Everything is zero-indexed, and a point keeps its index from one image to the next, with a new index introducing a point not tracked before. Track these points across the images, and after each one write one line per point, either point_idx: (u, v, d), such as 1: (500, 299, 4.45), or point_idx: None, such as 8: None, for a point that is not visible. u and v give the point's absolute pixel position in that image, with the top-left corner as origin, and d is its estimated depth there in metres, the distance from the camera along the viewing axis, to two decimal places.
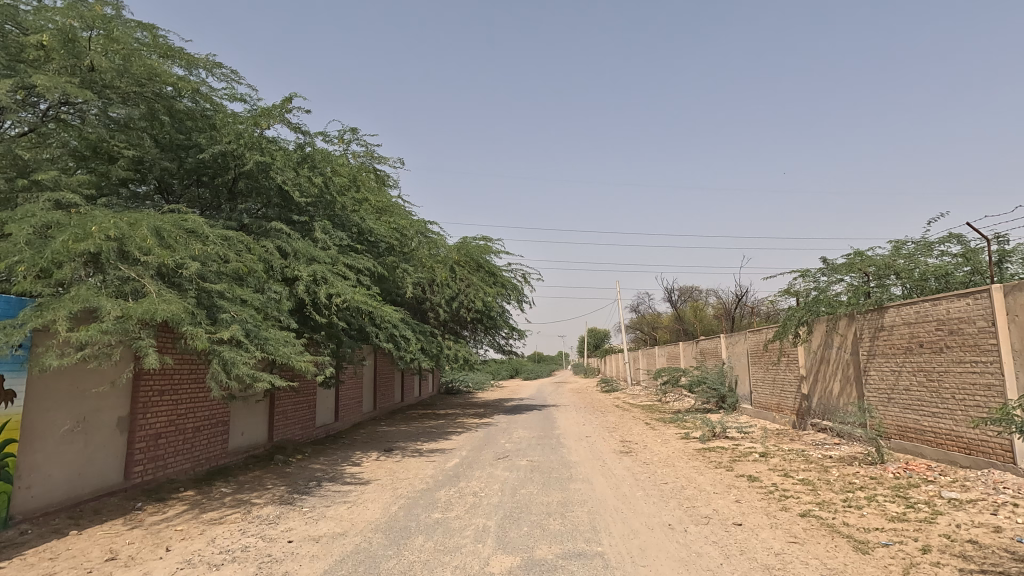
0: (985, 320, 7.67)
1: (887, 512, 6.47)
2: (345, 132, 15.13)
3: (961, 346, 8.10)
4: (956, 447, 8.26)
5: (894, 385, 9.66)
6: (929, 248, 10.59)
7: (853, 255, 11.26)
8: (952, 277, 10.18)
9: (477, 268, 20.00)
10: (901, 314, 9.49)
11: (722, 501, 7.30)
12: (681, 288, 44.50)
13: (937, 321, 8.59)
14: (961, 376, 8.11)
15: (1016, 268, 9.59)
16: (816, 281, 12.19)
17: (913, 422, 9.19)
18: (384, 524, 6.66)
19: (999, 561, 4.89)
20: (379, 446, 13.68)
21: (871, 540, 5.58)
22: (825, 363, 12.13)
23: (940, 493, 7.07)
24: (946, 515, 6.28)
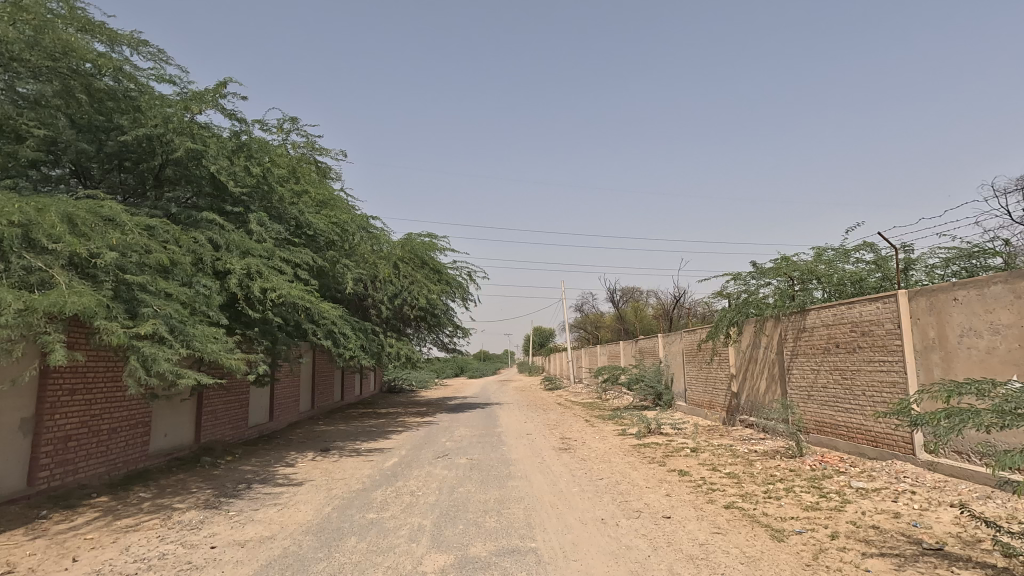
0: (892, 323, 8.31)
1: (803, 502, 6.90)
2: (284, 121, 14.61)
3: (871, 346, 8.74)
4: (864, 440, 8.91)
5: (813, 383, 10.30)
6: (847, 255, 11.36)
7: (780, 260, 11.89)
8: (866, 282, 11.02)
9: (421, 265, 19.80)
10: (820, 317, 10.12)
11: (653, 495, 7.56)
12: (623, 288, 45.72)
13: (851, 323, 9.23)
14: (870, 374, 8.75)
15: (919, 275, 10.47)
16: (746, 284, 12.81)
17: (829, 418, 9.85)
18: (316, 526, 6.47)
19: (897, 544, 5.31)
20: (314, 446, 13.29)
21: (786, 529, 5.92)
22: (753, 362, 12.79)
23: (850, 483, 7.62)
24: (853, 503, 6.77)
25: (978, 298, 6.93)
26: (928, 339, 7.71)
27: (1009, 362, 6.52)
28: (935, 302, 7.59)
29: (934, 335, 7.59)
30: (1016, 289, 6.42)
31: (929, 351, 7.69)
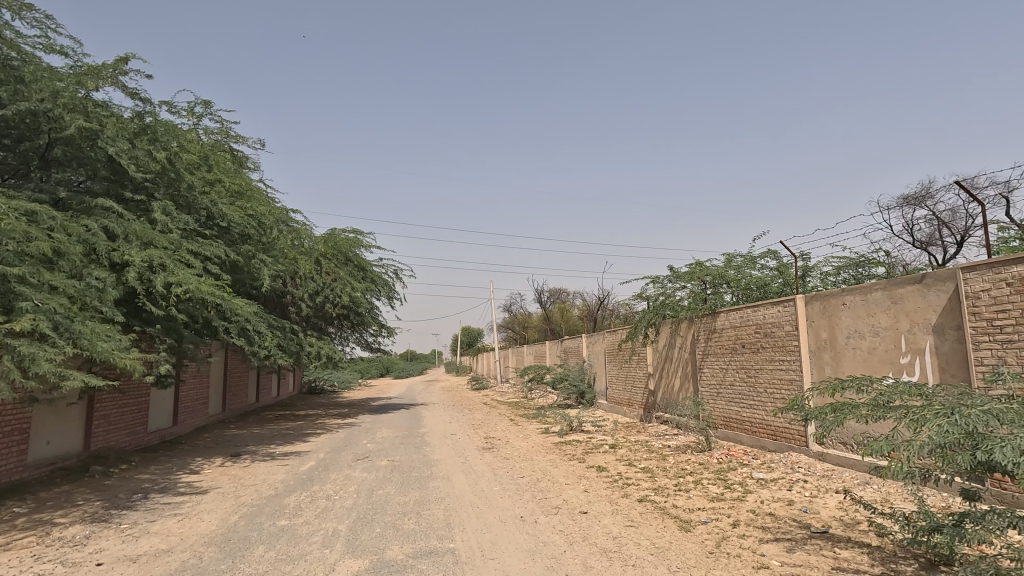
0: (790, 325, 8.99)
1: (710, 493, 7.32)
2: (195, 104, 13.66)
3: (773, 346, 9.42)
4: (765, 434, 9.59)
5: (722, 381, 10.95)
6: (753, 261, 12.17)
7: (694, 265, 12.53)
8: (769, 287, 11.89)
9: (345, 262, 19.16)
10: (729, 319, 10.78)
11: (572, 491, 7.75)
12: (550, 290, 46.55)
13: (756, 325, 9.91)
14: (771, 372, 9.43)
15: (815, 281, 11.41)
16: (663, 287, 13.41)
17: (734, 413, 10.52)
18: (220, 536, 6.08)
19: (790, 529, 5.75)
20: (224, 451, 12.51)
21: (693, 519, 6.25)
22: (668, 362, 13.43)
23: (752, 474, 8.17)
24: (754, 493, 7.26)
25: (862, 303, 7.63)
26: (820, 339, 8.41)
27: (887, 361, 7.23)
28: (827, 306, 8.29)
29: (826, 336, 8.29)
30: (894, 294, 7.12)
31: (821, 351, 8.40)
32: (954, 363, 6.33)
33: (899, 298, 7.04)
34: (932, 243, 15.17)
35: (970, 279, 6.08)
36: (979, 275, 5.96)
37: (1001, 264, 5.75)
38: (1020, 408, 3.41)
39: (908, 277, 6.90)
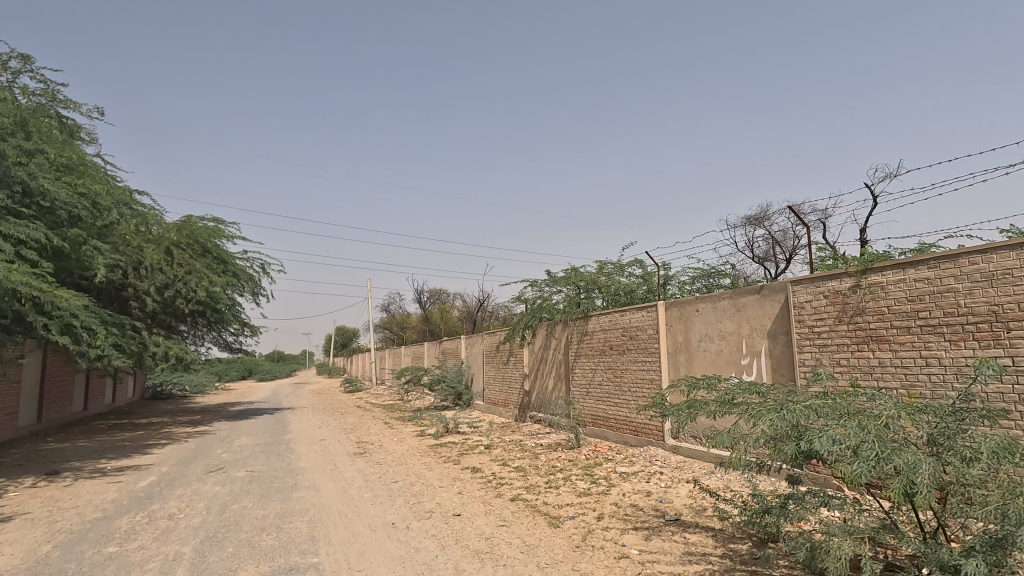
0: (652, 329, 9.74)
1: (577, 489, 7.67)
2: (10, 57, 11.50)
3: (637, 348, 10.13)
4: (628, 430, 10.28)
5: (591, 381, 11.57)
6: (622, 268, 13.00)
7: (570, 270, 13.08)
8: (635, 293, 12.77)
9: (202, 253, 17.31)
10: (599, 322, 11.40)
11: (446, 494, 7.67)
12: (431, 290, 46.05)
13: (622, 328, 10.60)
14: (635, 373, 10.14)
15: (673, 289, 12.48)
16: (540, 290, 13.85)
17: (601, 411, 11.16)
18: (24, 572, 5.11)
19: (647, 518, 6.19)
20: (37, 469, 10.62)
21: (562, 515, 6.50)
22: (543, 363, 13.90)
23: (615, 469, 8.71)
24: (617, 486, 7.75)
25: (712, 309, 8.48)
26: (677, 342, 9.21)
27: (731, 362, 8.09)
28: (683, 311, 9.09)
29: (682, 339, 9.10)
30: (738, 303, 7.99)
31: (677, 353, 9.20)
32: (783, 364, 7.25)
33: (742, 306, 7.92)
34: (768, 259, 17.36)
35: (797, 291, 7.00)
36: (804, 288, 6.89)
37: (820, 278, 6.69)
38: (832, 402, 3.96)
39: (749, 288, 7.78)
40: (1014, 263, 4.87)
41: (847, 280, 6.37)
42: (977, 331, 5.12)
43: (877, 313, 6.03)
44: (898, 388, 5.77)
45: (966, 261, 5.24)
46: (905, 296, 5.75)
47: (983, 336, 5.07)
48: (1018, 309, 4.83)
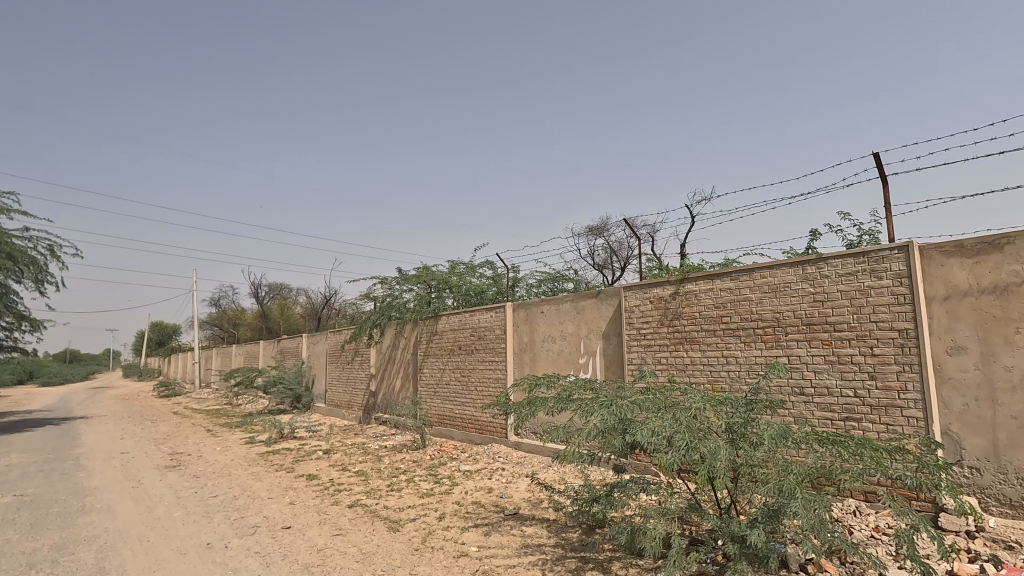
0: (500, 329, 9.99)
1: (420, 490, 7.55)
2: None
3: (484, 348, 10.32)
4: (473, 428, 10.41)
5: (439, 380, 11.52)
6: (473, 269, 13.15)
7: (421, 268, 12.89)
8: (486, 294, 12.99)
9: None
10: (449, 322, 11.39)
11: (274, 506, 7.04)
12: (270, 284, 42.26)
13: (471, 328, 10.72)
14: (482, 372, 10.31)
15: (521, 292, 12.94)
16: (390, 288, 13.45)
17: (448, 411, 11.17)
18: None
19: (488, 515, 6.30)
20: None
21: (402, 518, 6.34)
22: (391, 363, 13.51)
23: (459, 467, 8.75)
24: (460, 485, 7.78)
25: (555, 311, 8.94)
26: (522, 342, 9.56)
27: (569, 361, 8.60)
28: (529, 313, 9.46)
29: (527, 339, 9.47)
30: (578, 306, 8.53)
31: (522, 352, 9.55)
32: (614, 363, 7.90)
33: (581, 309, 8.47)
34: (606, 266, 18.88)
35: (628, 296, 7.67)
36: (634, 293, 7.57)
37: (647, 285, 7.41)
38: (652, 397, 4.38)
39: (588, 292, 8.36)
40: (792, 278, 5.83)
41: (668, 287, 7.13)
42: (764, 334, 6.05)
43: (691, 317, 6.84)
44: (705, 383, 6.60)
45: (758, 274, 6.16)
46: (713, 303, 6.59)
47: (768, 338, 6.00)
48: (793, 316, 5.80)
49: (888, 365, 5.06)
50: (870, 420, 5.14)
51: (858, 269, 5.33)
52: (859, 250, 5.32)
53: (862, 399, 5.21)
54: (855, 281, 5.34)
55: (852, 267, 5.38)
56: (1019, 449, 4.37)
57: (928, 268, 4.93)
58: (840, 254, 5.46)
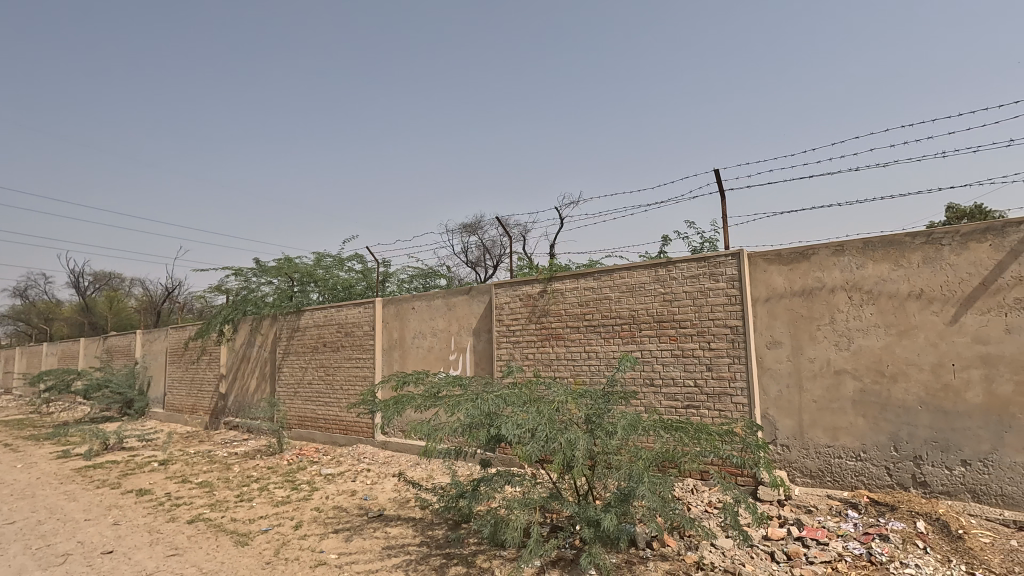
0: (368, 325, 9.62)
1: (274, 498, 7.01)
2: None
3: (351, 345, 9.88)
4: (337, 429, 9.92)
5: (300, 380, 10.79)
6: (341, 263, 12.51)
7: (283, 260, 11.97)
8: (354, 289, 12.43)
9: None
10: (313, 317, 10.73)
11: (93, 528, 6.08)
12: (95, 273, 36.49)
13: (337, 325, 10.19)
14: (347, 370, 9.86)
15: (392, 287, 12.58)
16: (246, 281, 12.32)
17: (310, 412, 10.52)
18: None
19: (349, 519, 6.03)
20: None
21: (253, 530, 5.83)
22: (245, 362, 12.39)
23: (320, 471, 8.27)
24: (320, 489, 7.35)
25: (426, 307, 8.81)
26: (392, 339, 9.31)
27: (440, 358, 8.54)
28: (400, 309, 9.23)
29: (396, 336, 9.24)
30: (449, 302, 8.50)
31: (391, 349, 9.29)
32: (484, 359, 7.99)
33: (453, 305, 8.45)
34: (478, 264, 19.10)
35: (499, 294, 7.80)
36: (505, 291, 7.73)
37: (517, 283, 7.60)
38: (517, 392, 4.49)
39: (460, 289, 8.35)
40: (646, 279, 6.34)
41: (537, 285, 7.38)
42: (621, 331, 6.50)
43: (556, 314, 7.14)
44: (568, 377, 6.94)
45: (617, 275, 6.60)
46: (577, 301, 6.95)
47: (624, 335, 6.47)
48: (646, 314, 6.31)
49: (721, 358, 5.71)
50: (707, 407, 5.76)
51: (700, 272, 5.94)
52: (701, 256, 5.94)
53: (700, 388, 5.82)
54: (698, 283, 5.94)
55: (695, 270, 5.99)
56: (818, 427, 5.18)
57: (754, 273, 5.65)
58: (686, 259, 6.05)
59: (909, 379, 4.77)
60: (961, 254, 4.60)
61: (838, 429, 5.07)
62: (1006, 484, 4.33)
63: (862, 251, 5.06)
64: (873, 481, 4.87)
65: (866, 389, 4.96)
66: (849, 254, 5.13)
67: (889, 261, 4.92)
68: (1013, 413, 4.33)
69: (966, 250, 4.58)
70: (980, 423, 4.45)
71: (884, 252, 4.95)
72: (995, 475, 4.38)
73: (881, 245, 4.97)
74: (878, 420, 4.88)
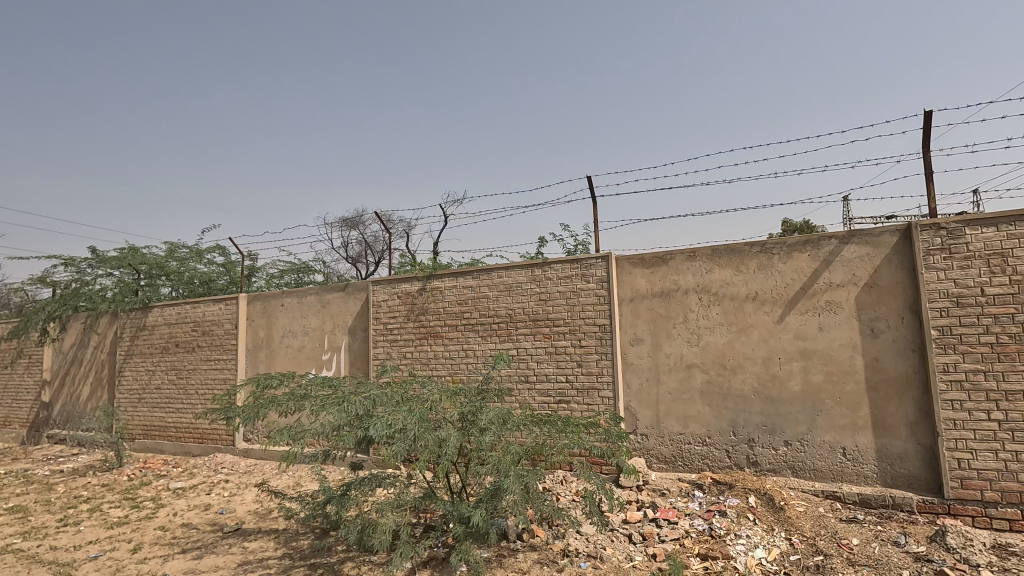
0: (230, 323, 8.83)
1: (108, 520, 6.16)
2: None
3: (209, 345, 9.00)
4: (190, 438, 8.98)
5: (146, 385, 9.61)
6: (199, 255, 11.32)
7: (126, 249, 10.57)
8: (214, 284, 11.30)
9: None
10: (163, 315, 9.62)
11: None
12: None
13: (193, 323, 9.22)
14: (204, 372, 8.97)
15: (259, 282, 11.66)
16: (79, 272, 10.71)
17: (157, 420, 9.42)
18: None
19: (201, 536, 5.49)
20: None
21: (78, 558, 5.08)
22: (75, 365, 10.76)
23: (168, 486, 7.43)
24: (168, 506, 6.60)
25: (297, 305, 8.29)
26: (258, 338, 8.63)
27: (311, 358, 8.08)
28: (267, 305, 8.58)
29: (263, 335, 8.58)
30: (323, 299, 8.07)
31: (257, 349, 8.61)
32: (359, 358, 7.70)
33: (326, 303, 8.03)
34: (359, 260, 18.37)
35: (376, 291, 7.56)
36: (382, 288, 7.51)
37: (396, 280, 7.42)
38: (390, 392, 4.38)
39: (335, 285, 7.96)
40: (523, 278, 6.51)
41: (415, 283, 7.26)
42: (498, 329, 6.61)
43: (435, 313, 7.08)
44: (445, 375, 6.91)
45: (495, 275, 6.70)
46: (456, 299, 6.95)
47: (501, 333, 6.59)
48: (522, 313, 6.48)
49: (590, 354, 6.04)
50: (577, 401, 6.06)
51: (573, 273, 6.23)
52: (574, 257, 6.22)
53: (571, 383, 6.10)
54: (570, 283, 6.23)
55: (568, 271, 6.26)
56: (672, 417, 5.67)
57: (620, 275, 6.05)
58: (560, 260, 6.30)
59: (746, 371, 5.39)
60: (787, 262, 5.30)
61: (688, 418, 5.60)
62: (817, 460, 5.07)
63: (710, 257, 5.63)
64: (716, 463, 5.45)
65: (711, 381, 5.52)
66: (700, 259, 5.67)
67: (731, 266, 5.52)
68: (823, 398, 5.08)
69: (791, 258, 5.29)
70: (799, 408, 5.16)
71: (728, 258, 5.55)
72: (809, 452, 5.10)
73: (725, 252, 5.57)
74: (721, 408, 5.46)
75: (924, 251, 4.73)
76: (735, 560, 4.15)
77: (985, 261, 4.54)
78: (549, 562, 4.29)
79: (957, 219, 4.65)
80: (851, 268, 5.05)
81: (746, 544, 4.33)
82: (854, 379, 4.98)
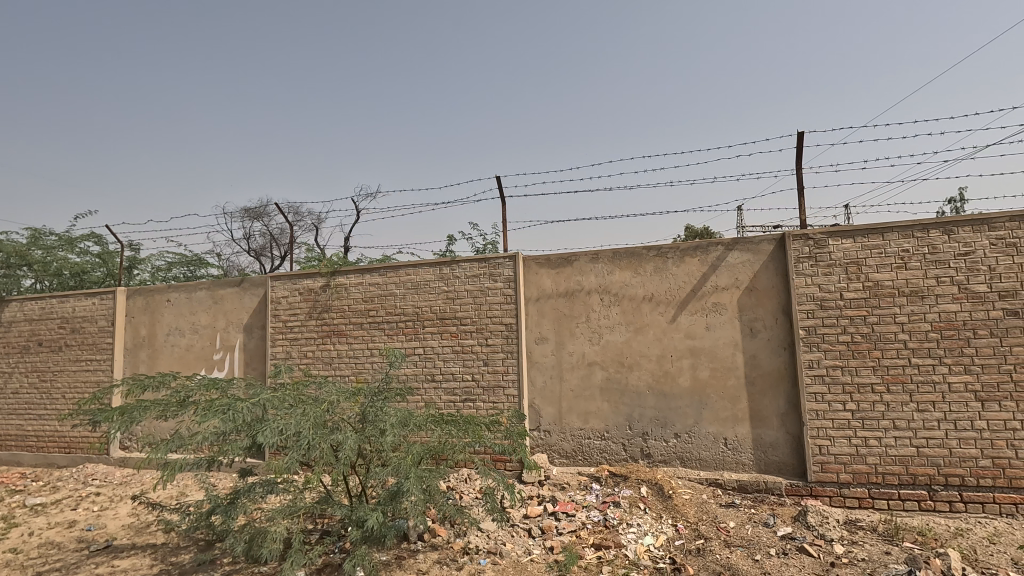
0: (106, 320, 7.99)
1: None
2: None
3: (80, 344, 8.10)
4: (55, 448, 8.03)
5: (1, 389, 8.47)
6: (70, 244, 10.11)
7: None
8: (88, 276, 10.06)
9: None
10: (23, 310, 8.52)
11: None
12: None
13: (61, 319, 8.25)
14: (73, 374, 8.05)
15: (143, 275, 10.61)
16: None
17: (14, 429, 8.33)
18: None
19: (63, 556, 4.93)
20: None
21: None
22: None
23: (25, 502, 6.60)
24: (23, 525, 5.86)
25: (185, 301, 7.66)
26: (138, 336, 7.89)
27: (201, 357, 7.51)
28: (149, 300, 7.86)
29: (144, 333, 7.86)
30: (215, 295, 7.52)
31: (137, 349, 7.87)
32: (255, 358, 7.26)
33: (219, 298, 7.49)
34: (263, 253, 17.32)
35: (275, 287, 7.16)
36: (282, 284, 7.13)
37: (297, 276, 7.06)
38: (282, 394, 4.16)
39: (230, 280, 7.44)
40: (431, 276, 6.44)
41: (319, 279, 6.95)
42: (405, 328, 6.50)
43: (338, 311, 6.83)
44: (348, 376, 6.68)
45: (403, 272, 6.58)
46: (361, 297, 6.74)
47: (407, 332, 6.49)
48: (429, 311, 6.41)
49: (496, 353, 6.09)
50: (482, 400, 6.09)
51: (480, 273, 6.26)
52: (482, 257, 6.25)
53: (477, 381, 6.13)
54: (478, 282, 6.25)
55: (476, 270, 6.27)
56: (573, 413, 5.86)
57: (527, 275, 6.16)
58: (468, 259, 6.30)
59: (641, 368, 5.69)
60: (680, 266, 5.65)
61: (589, 414, 5.81)
62: (702, 450, 5.45)
63: (612, 259, 5.88)
64: (613, 456, 5.70)
65: (610, 378, 5.77)
66: (602, 261, 5.91)
67: (631, 268, 5.80)
68: (708, 393, 5.47)
69: (684, 263, 5.64)
70: (688, 402, 5.52)
71: (628, 261, 5.82)
72: (695, 443, 5.47)
73: (625, 254, 5.84)
74: (618, 404, 5.72)
75: (795, 258, 5.23)
76: (626, 548, 4.37)
77: (844, 269, 5.10)
78: (449, 561, 4.28)
79: (822, 230, 5.19)
80: (734, 273, 5.48)
81: (636, 532, 4.57)
82: (735, 375, 5.41)
